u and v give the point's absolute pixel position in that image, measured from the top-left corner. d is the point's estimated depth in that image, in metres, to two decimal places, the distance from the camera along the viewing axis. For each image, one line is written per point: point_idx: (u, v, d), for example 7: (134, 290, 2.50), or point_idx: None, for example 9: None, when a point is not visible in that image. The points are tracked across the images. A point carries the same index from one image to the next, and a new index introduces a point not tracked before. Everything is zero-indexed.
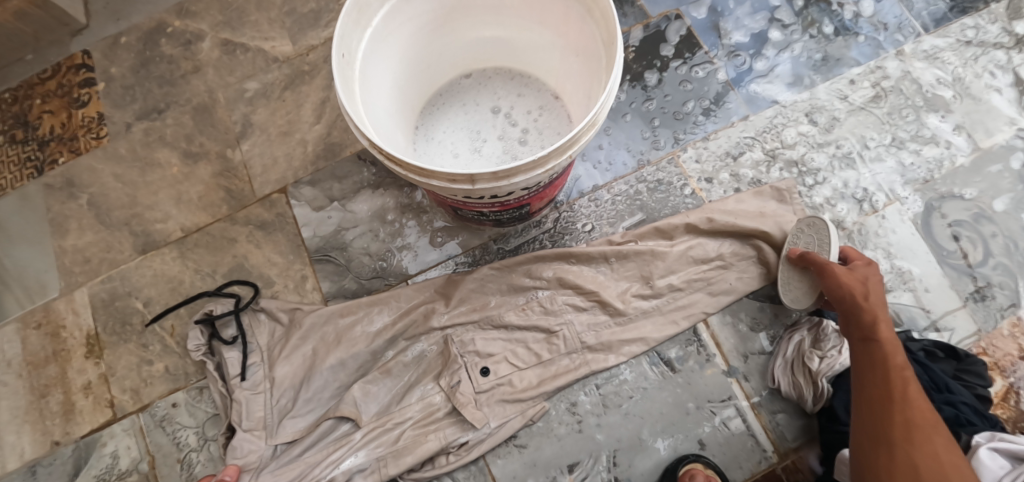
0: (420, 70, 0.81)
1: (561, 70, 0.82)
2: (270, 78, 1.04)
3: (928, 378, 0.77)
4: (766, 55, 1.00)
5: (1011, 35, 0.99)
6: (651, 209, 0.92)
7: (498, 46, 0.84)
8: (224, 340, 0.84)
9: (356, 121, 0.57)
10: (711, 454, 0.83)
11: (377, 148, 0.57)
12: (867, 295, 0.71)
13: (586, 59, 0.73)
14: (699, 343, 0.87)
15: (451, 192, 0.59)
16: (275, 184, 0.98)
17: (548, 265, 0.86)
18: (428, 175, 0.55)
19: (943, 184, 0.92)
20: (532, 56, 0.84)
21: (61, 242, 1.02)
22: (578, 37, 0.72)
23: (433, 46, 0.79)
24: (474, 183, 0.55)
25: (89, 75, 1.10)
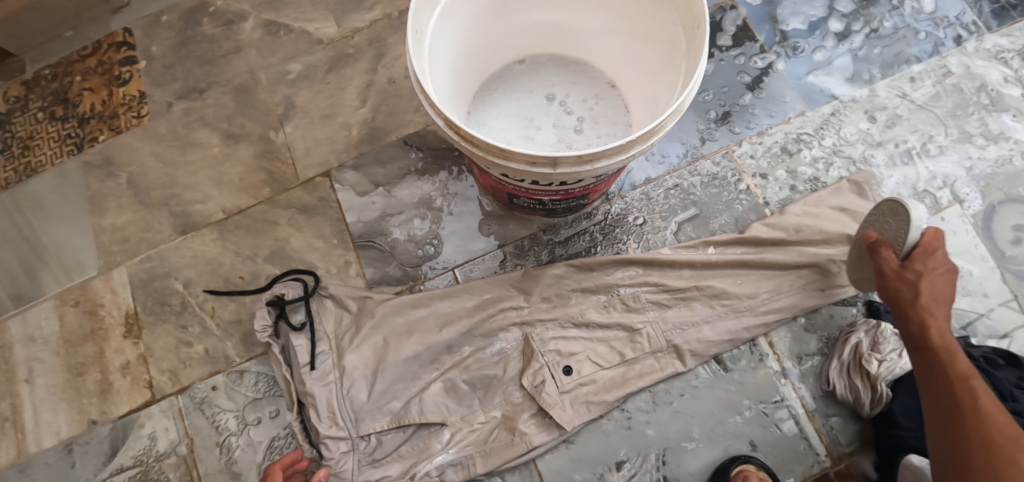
0: (475, 52, 0.78)
1: (623, 58, 0.79)
2: (312, 60, 1.02)
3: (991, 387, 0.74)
4: (825, 46, 0.97)
5: None
6: (704, 204, 0.90)
7: (555, 32, 0.81)
8: (294, 325, 0.84)
9: (433, 100, 0.56)
10: (762, 455, 0.81)
11: (454, 127, 0.55)
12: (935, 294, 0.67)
13: (656, 45, 0.71)
14: (752, 343, 0.85)
15: (527, 176, 0.58)
16: (318, 167, 0.96)
17: (631, 265, 0.87)
18: (509, 156, 0.54)
19: (1008, 186, 0.89)
20: (590, 42, 0.81)
21: (99, 221, 1.00)
22: (649, 22, 0.69)
23: (492, 27, 0.76)
24: (555, 167, 0.54)
25: (130, 53, 1.08)
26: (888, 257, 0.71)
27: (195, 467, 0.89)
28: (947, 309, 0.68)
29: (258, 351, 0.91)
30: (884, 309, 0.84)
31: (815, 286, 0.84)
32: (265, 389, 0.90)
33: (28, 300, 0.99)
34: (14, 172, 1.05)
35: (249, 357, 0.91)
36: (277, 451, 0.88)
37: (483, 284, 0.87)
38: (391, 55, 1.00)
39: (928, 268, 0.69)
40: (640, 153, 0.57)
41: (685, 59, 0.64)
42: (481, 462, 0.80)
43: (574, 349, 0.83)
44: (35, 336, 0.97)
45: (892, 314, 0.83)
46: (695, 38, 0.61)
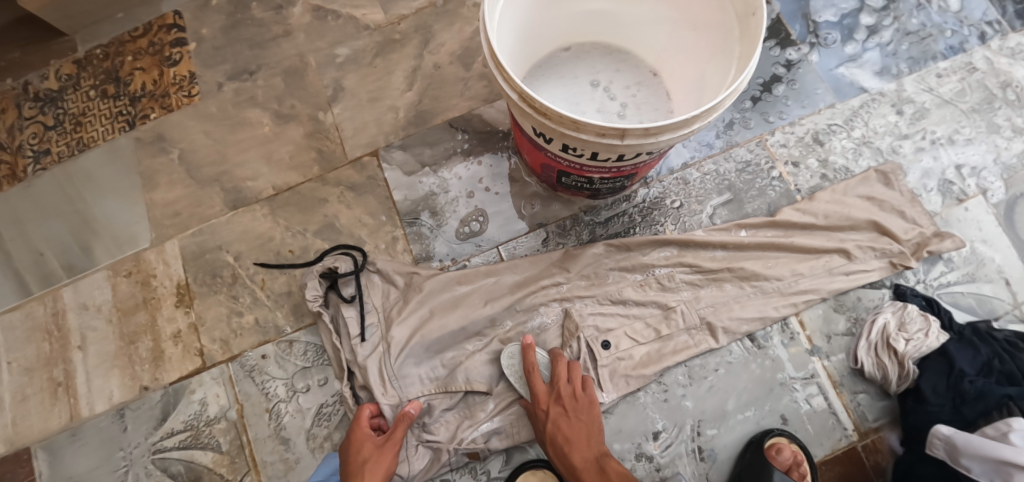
0: (528, 37, 0.82)
1: (668, 46, 0.83)
2: (360, 44, 1.05)
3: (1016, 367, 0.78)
4: (855, 40, 1.01)
5: None
6: (738, 189, 0.94)
7: (603, 21, 0.85)
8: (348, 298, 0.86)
9: (509, 74, 0.61)
10: (792, 429, 0.85)
11: (528, 100, 0.61)
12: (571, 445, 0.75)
13: (705, 32, 0.75)
14: (784, 322, 0.89)
15: (592, 147, 0.64)
16: (366, 147, 1.00)
17: (667, 246, 0.90)
18: (580, 127, 0.60)
19: None
20: (636, 31, 0.85)
21: (151, 195, 1.04)
22: (700, 11, 0.74)
23: (545, 13, 0.80)
24: (623, 138, 0.60)
25: (180, 35, 1.10)
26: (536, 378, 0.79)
27: (245, 432, 0.92)
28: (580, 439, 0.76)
29: (308, 322, 0.95)
30: (910, 292, 0.87)
31: (839, 272, 0.88)
32: (314, 359, 0.93)
33: (82, 270, 1.02)
34: (67, 147, 1.07)
35: (299, 327, 0.95)
36: (325, 418, 0.91)
37: (525, 261, 0.90)
38: (437, 42, 1.03)
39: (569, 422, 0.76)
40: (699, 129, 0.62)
41: (738, 44, 0.69)
42: (525, 430, 0.83)
43: (612, 325, 0.86)
44: (88, 304, 1.01)
45: (918, 297, 0.87)
46: (750, 24, 0.65)
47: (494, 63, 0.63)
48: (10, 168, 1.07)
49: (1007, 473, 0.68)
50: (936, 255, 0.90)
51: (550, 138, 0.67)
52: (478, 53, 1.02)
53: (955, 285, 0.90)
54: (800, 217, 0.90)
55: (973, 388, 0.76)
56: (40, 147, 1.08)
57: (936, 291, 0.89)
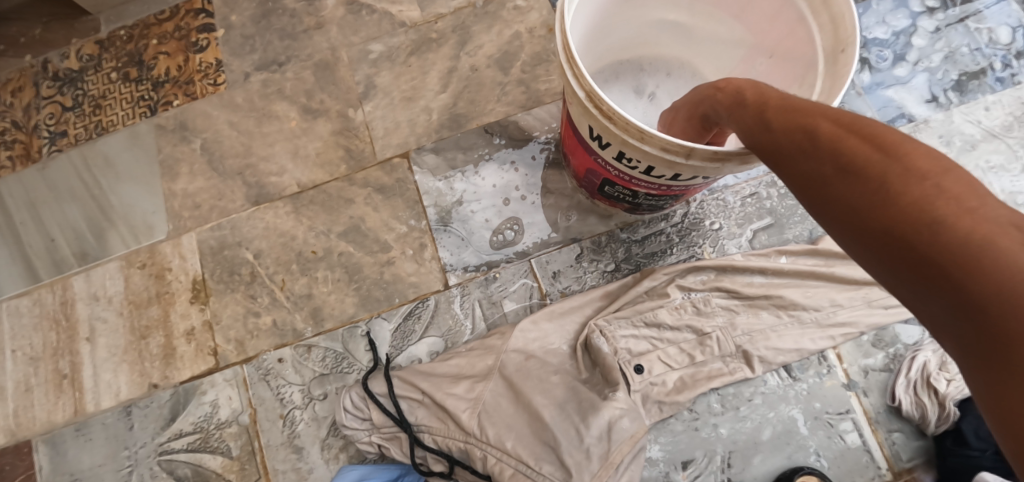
0: (598, 43, 0.78)
1: (740, 71, 0.78)
2: (395, 42, 1.01)
3: None
4: (903, 66, 0.98)
5: None
6: (780, 214, 0.89)
7: (676, 34, 0.81)
8: (381, 406, 0.81)
9: (580, 72, 0.58)
10: (824, 466, 0.82)
11: (595, 99, 0.59)
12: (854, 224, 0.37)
13: (785, 62, 0.70)
14: (821, 355, 0.86)
15: (652, 162, 0.62)
16: (397, 148, 0.97)
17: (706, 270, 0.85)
18: (645, 139, 0.58)
19: None
20: (710, 49, 0.80)
21: (171, 185, 1.00)
22: (783, 39, 0.69)
23: (622, 18, 0.77)
24: (688, 157, 0.58)
25: (208, 21, 1.06)
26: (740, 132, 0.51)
27: (257, 439, 0.89)
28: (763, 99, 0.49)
29: (328, 327, 0.91)
30: None
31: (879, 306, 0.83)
32: (332, 366, 0.89)
33: (95, 259, 0.98)
34: (85, 130, 1.03)
35: (319, 332, 0.91)
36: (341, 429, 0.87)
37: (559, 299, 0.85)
38: (475, 43, 1.00)
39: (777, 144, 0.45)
40: None
41: (819, 79, 0.63)
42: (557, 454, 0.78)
43: (645, 348, 0.82)
44: (99, 295, 0.97)
45: None
46: (839, 61, 0.60)
47: (565, 57, 0.60)
48: (24, 147, 1.03)
49: None
50: None
51: (607, 144, 0.64)
52: (516, 57, 0.99)
53: None
54: None
55: None
56: (58, 128, 1.04)
57: None
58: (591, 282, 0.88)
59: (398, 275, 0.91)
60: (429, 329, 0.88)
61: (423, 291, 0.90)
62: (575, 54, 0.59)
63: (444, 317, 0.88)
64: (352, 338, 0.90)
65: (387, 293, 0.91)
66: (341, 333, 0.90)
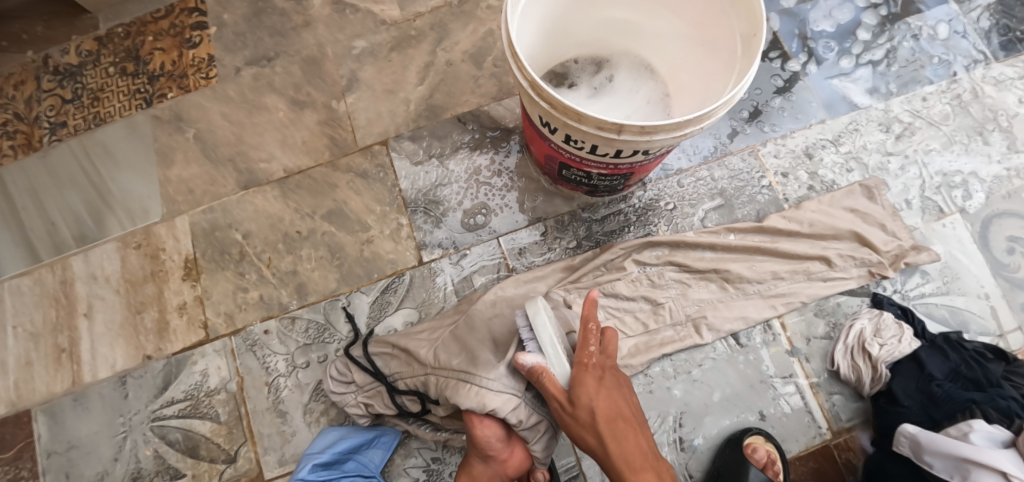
0: (548, 39, 0.84)
1: (680, 61, 0.84)
2: (377, 39, 1.09)
3: (981, 375, 0.76)
4: (848, 59, 1.01)
5: None
6: (730, 195, 0.95)
7: (620, 30, 0.87)
8: (360, 365, 0.88)
9: (523, 65, 0.66)
10: (769, 425, 0.84)
11: (538, 88, 0.66)
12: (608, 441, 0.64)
13: (714, 50, 0.77)
14: (766, 323, 0.87)
15: (591, 140, 0.69)
16: (377, 136, 1.04)
17: (660, 247, 0.91)
18: (582, 119, 0.65)
19: (1006, 202, 0.92)
20: (652, 42, 0.86)
21: (165, 172, 1.07)
22: (712, 29, 0.76)
23: (568, 15, 0.82)
24: (619, 133, 0.65)
25: (201, 19, 1.13)
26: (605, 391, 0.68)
27: (244, 405, 0.95)
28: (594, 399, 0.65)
29: (311, 300, 0.97)
30: (887, 301, 0.85)
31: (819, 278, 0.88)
32: (315, 336, 0.96)
33: (92, 240, 1.04)
34: (84, 121, 1.10)
35: (303, 305, 0.97)
36: (323, 394, 0.94)
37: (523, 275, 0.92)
38: (451, 40, 1.08)
39: (594, 392, 0.65)
40: (693, 133, 0.66)
41: (740, 63, 0.71)
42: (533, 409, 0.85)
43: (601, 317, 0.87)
44: (97, 274, 1.03)
45: (894, 305, 0.85)
46: (752, 45, 0.68)
47: (511, 54, 0.67)
48: (26, 137, 1.10)
49: (967, 472, 0.66)
50: (912, 266, 0.89)
51: (554, 128, 0.71)
52: (489, 53, 1.07)
53: (930, 296, 0.88)
54: (793, 226, 0.90)
55: (940, 391, 0.74)
56: (58, 119, 1.11)
57: (911, 302, 0.88)
58: (554, 257, 0.95)
59: (377, 253, 0.98)
60: (405, 301, 0.95)
61: (400, 267, 0.97)
62: (518, 51, 0.66)
63: (419, 291, 0.95)
64: (334, 310, 0.96)
65: (366, 270, 0.97)
66: (323, 306, 0.97)
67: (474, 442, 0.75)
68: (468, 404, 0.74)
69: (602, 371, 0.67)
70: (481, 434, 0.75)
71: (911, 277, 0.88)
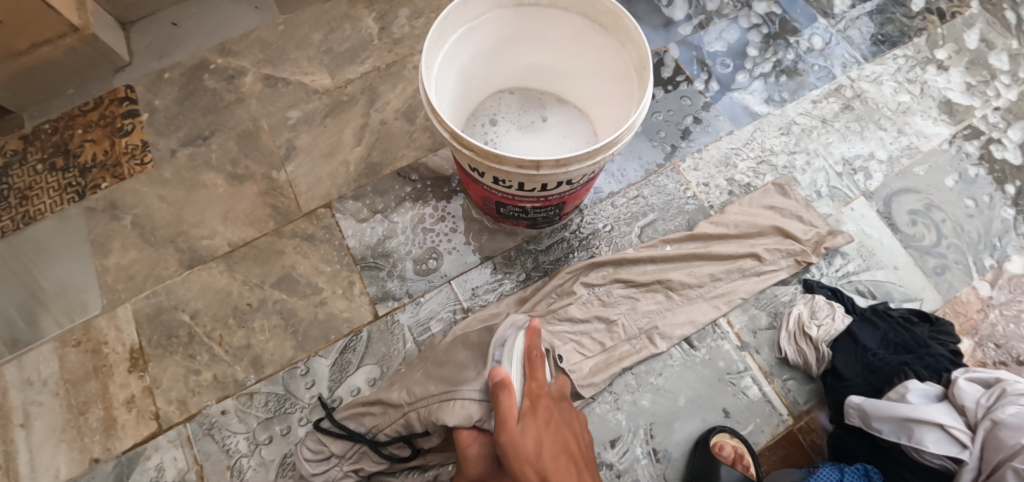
0: (469, 87, 0.90)
1: (593, 94, 0.90)
2: (311, 107, 1.12)
3: (909, 338, 0.81)
4: (743, 75, 1.13)
5: (934, 61, 1.18)
6: (660, 209, 1.00)
7: (535, 71, 0.93)
8: (333, 434, 0.85)
9: (442, 119, 0.70)
10: (735, 421, 0.86)
11: (459, 138, 0.70)
12: (549, 478, 0.63)
13: (618, 83, 0.83)
14: (713, 323, 0.91)
15: (514, 178, 0.73)
16: (320, 199, 1.05)
17: (604, 265, 0.94)
18: (501, 160, 0.69)
19: (897, 181, 1.05)
20: (565, 79, 0.92)
21: (103, 261, 1.04)
22: (612, 64, 0.82)
23: (484, 66, 0.88)
24: (539, 169, 0.69)
25: (132, 107, 1.14)
26: (539, 380, 0.72)
27: None
28: (549, 441, 0.67)
29: (268, 372, 0.95)
30: (818, 284, 0.91)
31: (753, 273, 0.93)
32: (276, 408, 0.93)
33: (26, 343, 0.99)
34: (11, 221, 1.06)
35: (261, 377, 0.94)
36: (289, 468, 0.89)
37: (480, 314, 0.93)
38: (382, 100, 1.12)
39: (539, 426, 0.68)
40: (605, 159, 0.71)
41: (638, 93, 0.77)
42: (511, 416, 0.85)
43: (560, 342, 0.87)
44: (34, 379, 0.97)
45: (824, 288, 0.91)
46: (644, 76, 0.74)
47: (429, 110, 0.71)
48: None
49: (911, 430, 0.68)
50: (833, 250, 0.96)
51: (483, 172, 0.75)
52: (420, 108, 1.12)
53: (855, 274, 0.96)
54: (723, 230, 0.96)
55: (875, 359, 0.79)
56: None
57: (839, 281, 0.94)
58: (506, 291, 0.97)
59: (331, 313, 0.97)
60: (365, 359, 0.94)
61: (356, 324, 0.96)
62: (436, 106, 0.70)
63: (378, 345, 0.95)
64: (293, 379, 0.94)
65: (321, 331, 0.96)
66: (281, 375, 0.94)
67: (464, 466, 0.71)
68: (454, 421, 0.70)
69: (549, 408, 0.70)
70: (474, 454, 0.70)
71: (833, 259, 0.96)
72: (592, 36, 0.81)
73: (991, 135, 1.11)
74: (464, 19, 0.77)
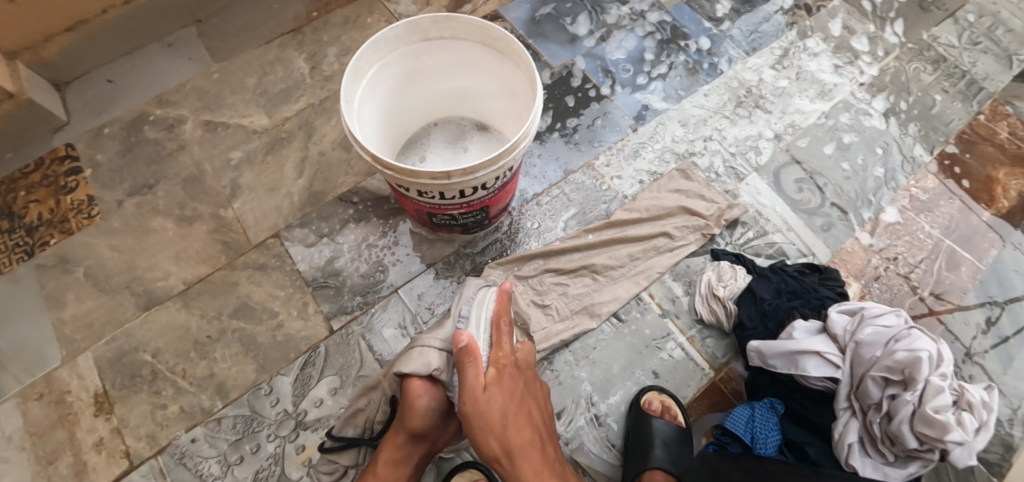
0: (394, 117, 1.00)
1: (504, 112, 1.01)
2: (251, 147, 1.20)
3: (799, 286, 0.96)
4: (643, 78, 1.27)
5: (805, 50, 1.36)
6: (580, 204, 1.12)
7: (453, 97, 1.04)
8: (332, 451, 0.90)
9: (361, 143, 0.80)
10: (664, 380, 0.97)
11: (377, 159, 0.80)
12: (513, 457, 0.73)
13: (520, 99, 0.94)
14: (636, 297, 1.02)
15: (432, 189, 0.83)
16: (269, 230, 1.12)
17: (535, 258, 1.04)
18: (417, 174, 0.79)
19: (783, 156, 1.20)
20: (480, 102, 1.04)
21: (59, 314, 1.07)
22: (513, 84, 0.93)
23: (405, 97, 0.99)
24: (450, 178, 0.79)
25: (75, 164, 1.18)
26: (501, 337, 0.80)
27: None
28: (505, 385, 0.77)
29: (234, 396, 1.00)
30: (723, 252, 1.05)
31: (666, 249, 1.06)
32: (244, 428, 0.98)
33: None
34: None
35: (227, 402, 0.99)
36: None
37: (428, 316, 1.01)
38: (319, 133, 1.21)
39: (497, 391, 0.76)
40: (507, 163, 0.81)
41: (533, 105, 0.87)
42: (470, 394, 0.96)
43: None
44: None
45: (729, 254, 1.04)
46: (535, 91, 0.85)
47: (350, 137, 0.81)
48: None
49: (797, 361, 0.80)
50: (733, 221, 1.10)
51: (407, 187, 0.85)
52: None
53: (754, 240, 1.09)
54: (636, 215, 1.08)
55: (771, 306, 0.92)
56: None
57: (742, 247, 1.08)
58: (451, 293, 1.06)
59: (289, 334, 1.04)
60: (325, 371, 1.01)
61: (314, 341, 1.03)
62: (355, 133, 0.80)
63: (337, 357, 1.01)
64: (258, 399, 0.99)
65: (281, 352, 1.02)
66: (246, 398, 1.00)
67: (410, 415, 0.78)
68: (413, 366, 0.79)
69: (511, 376, 0.78)
70: (422, 405, 0.78)
71: (735, 229, 1.10)
72: (492, 61, 0.92)
73: (859, 107, 1.29)
74: (376, 58, 0.88)
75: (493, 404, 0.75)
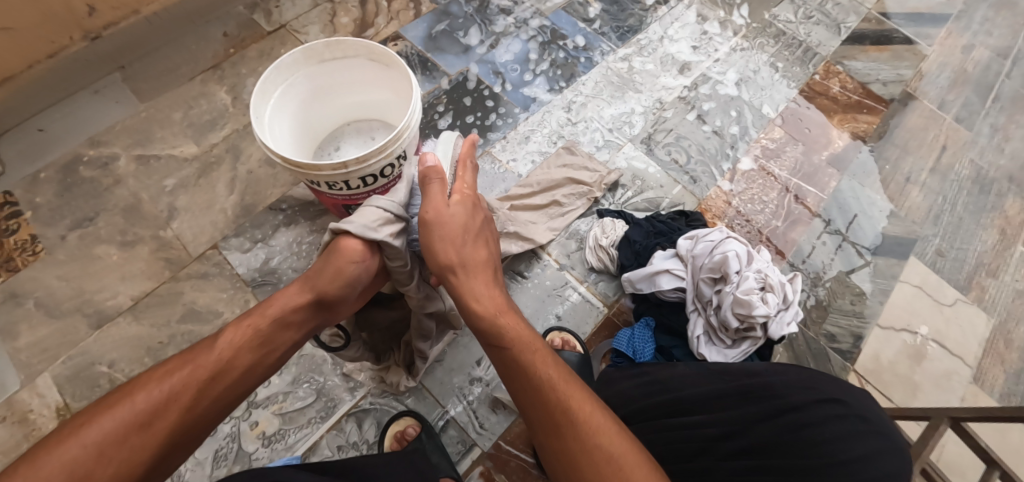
0: (306, 130, 1.15)
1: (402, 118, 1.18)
2: (183, 173, 1.32)
3: (664, 228, 1.16)
4: (529, 75, 1.46)
5: (667, 38, 1.58)
6: (482, 186, 1.29)
7: (358, 110, 1.20)
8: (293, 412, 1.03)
9: (270, 148, 0.94)
10: (565, 321, 1.13)
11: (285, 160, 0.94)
12: (466, 264, 0.78)
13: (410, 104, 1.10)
14: (536, 256, 1.19)
15: (336, 179, 0.97)
16: (207, 243, 1.24)
17: None
18: (319, 168, 0.94)
19: (653, 127, 1.40)
20: (382, 111, 1.20)
21: (14, 343, 1.15)
22: (401, 91, 1.09)
23: (314, 112, 1.14)
24: (348, 167, 0.94)
25: (14, 208, 1.27)
26: (466, 174, 0.85)
27: None
28: (467, 207, 0.82)
29: None
30: (607, 210, 1.23)
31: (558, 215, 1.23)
32: None
33: None
34: None
35: None
36: None
37: None
38: (245, 154, 1.34)
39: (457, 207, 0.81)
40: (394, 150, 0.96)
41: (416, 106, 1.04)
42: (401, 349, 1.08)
43: None
44: None
45: (611, 211, 1.22)
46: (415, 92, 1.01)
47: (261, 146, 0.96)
48: None
49: (655, 281, 1.02)
50: (614, 184, 1.29)
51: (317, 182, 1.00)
52: None
53: (633, 197, 1.29)
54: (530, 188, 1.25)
55: (641, 247, 1.13)
56: None
57: (622, 205, 1.27)
58: None
59: None
60: None
61: None
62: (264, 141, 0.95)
63: None
64: None
65: None
66: None
67: (334, 271, 0.76)
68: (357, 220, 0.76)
69: (473, 201, 0.83)
70: (349, 264, 0.76)
71: (615, 190, 1.29)
72: (382, 74, 1.09)
73: (715, 80, 1.51)
74: (280, 79, 1.04)
75: (451, 217, 0.80)
